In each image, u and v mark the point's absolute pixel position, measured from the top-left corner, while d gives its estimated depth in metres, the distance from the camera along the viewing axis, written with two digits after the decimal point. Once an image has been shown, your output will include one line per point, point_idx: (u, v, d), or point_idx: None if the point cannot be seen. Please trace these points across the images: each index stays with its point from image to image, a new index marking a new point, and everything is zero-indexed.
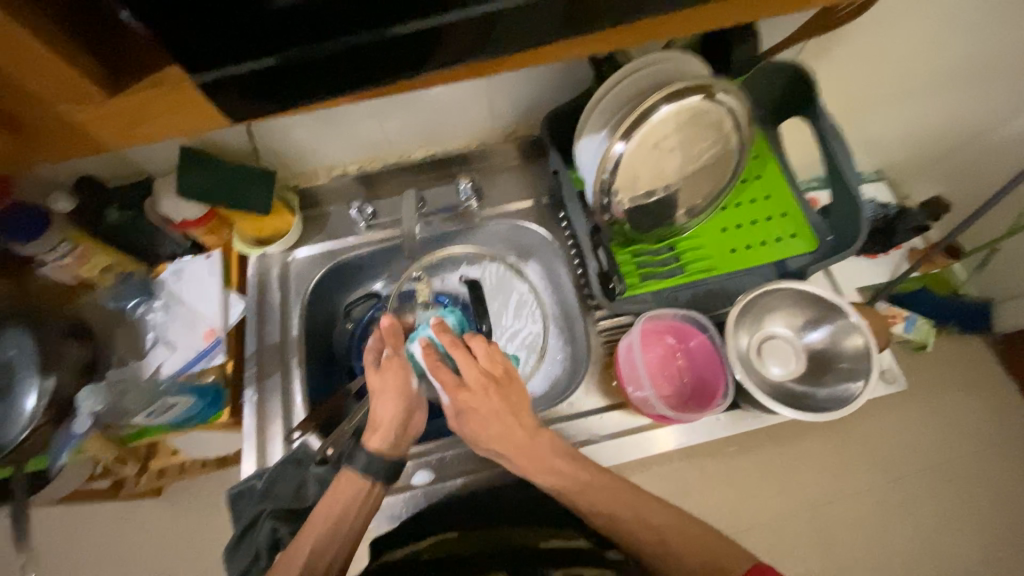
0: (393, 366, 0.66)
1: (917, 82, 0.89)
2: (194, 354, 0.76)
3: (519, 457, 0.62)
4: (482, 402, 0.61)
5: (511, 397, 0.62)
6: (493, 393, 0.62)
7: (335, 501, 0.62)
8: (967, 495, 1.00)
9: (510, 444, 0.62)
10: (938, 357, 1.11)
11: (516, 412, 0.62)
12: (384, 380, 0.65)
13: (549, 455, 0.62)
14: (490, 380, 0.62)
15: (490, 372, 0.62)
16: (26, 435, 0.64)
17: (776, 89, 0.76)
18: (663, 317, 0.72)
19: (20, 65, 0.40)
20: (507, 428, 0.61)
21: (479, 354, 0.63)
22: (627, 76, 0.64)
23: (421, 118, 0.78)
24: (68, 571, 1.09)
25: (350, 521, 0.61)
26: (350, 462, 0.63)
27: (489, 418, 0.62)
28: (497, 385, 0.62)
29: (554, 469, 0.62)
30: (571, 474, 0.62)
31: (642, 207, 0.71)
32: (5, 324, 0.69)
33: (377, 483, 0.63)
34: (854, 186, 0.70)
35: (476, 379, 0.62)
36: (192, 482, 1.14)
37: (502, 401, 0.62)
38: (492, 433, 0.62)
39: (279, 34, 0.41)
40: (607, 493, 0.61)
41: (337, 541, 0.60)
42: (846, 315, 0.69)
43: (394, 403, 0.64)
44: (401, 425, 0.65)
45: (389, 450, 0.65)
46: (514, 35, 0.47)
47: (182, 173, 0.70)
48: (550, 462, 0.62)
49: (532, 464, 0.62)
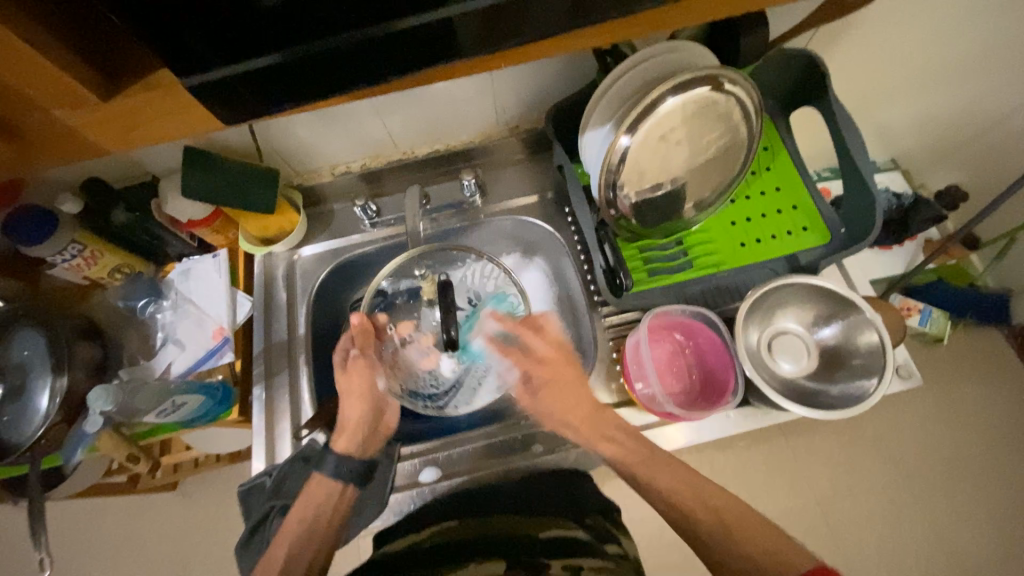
0: (358, 367, 0.71)
1: (935, 68, 0.87)
2: (203, 353, 0.76)
3: (588, 435, 0.66)
4: (561, 376, 0.69)
5: (580, 369, 0.69)
6: (564, 366, 0.69)
7: (308, 506, 0.65)
8: (979, 488, 0.99)
9: (580, 416, 0.66)
10: (953, 350, 1.09)
11: (584, 387, 0.67)
12: (352, 379, 0.71)
13: (610, 427, 0.65)
14: (562, 356, 0.70)
15: (560, 351, 0.70)
16: (41, 433, 0.65)
17: (787, 77, 0.74)
18: (671, 313, 0.72)
19: (13, 73, 0.39)
20: (579, 400, 0.67)
21: (548, 337, 0.71)
22: (631, 68, 0.62)
23: (424, 114, 0.77)
24: (88, 562, 1.12)
25: (327, 521, 0.65)
26: (319, 468, 0.66)
27: (568, 391, 0.68)
28: (567, 361, 0.69)
29: (613, 441, 0.65)
30: (626, 444, 0.64)
31: (649, 200, 0.70)
32: (16, 325, 0.70)
33: (349, 485, 0.66)
34: (869, 178, 0.68)
35: (550, 358, 0.70)
36: (205, 477, 1.16)
37: (572, 376, 0.68)
38: (568, 404, 0.67)
39: (279, 35, 0.41)
40: (644, 460, 0.63)
41: (314, 544, 0.63)
42: (861, 310, 0.67)
43: (360, 400, 0.70)
44: (369, 423, 0.70)
45: (358, 450, 0.68)
46: (512, 30, 0.46)
47: (189, 174, 0.70)
48: (610, 433, 0.65)
49: (595, 437, 0.65)
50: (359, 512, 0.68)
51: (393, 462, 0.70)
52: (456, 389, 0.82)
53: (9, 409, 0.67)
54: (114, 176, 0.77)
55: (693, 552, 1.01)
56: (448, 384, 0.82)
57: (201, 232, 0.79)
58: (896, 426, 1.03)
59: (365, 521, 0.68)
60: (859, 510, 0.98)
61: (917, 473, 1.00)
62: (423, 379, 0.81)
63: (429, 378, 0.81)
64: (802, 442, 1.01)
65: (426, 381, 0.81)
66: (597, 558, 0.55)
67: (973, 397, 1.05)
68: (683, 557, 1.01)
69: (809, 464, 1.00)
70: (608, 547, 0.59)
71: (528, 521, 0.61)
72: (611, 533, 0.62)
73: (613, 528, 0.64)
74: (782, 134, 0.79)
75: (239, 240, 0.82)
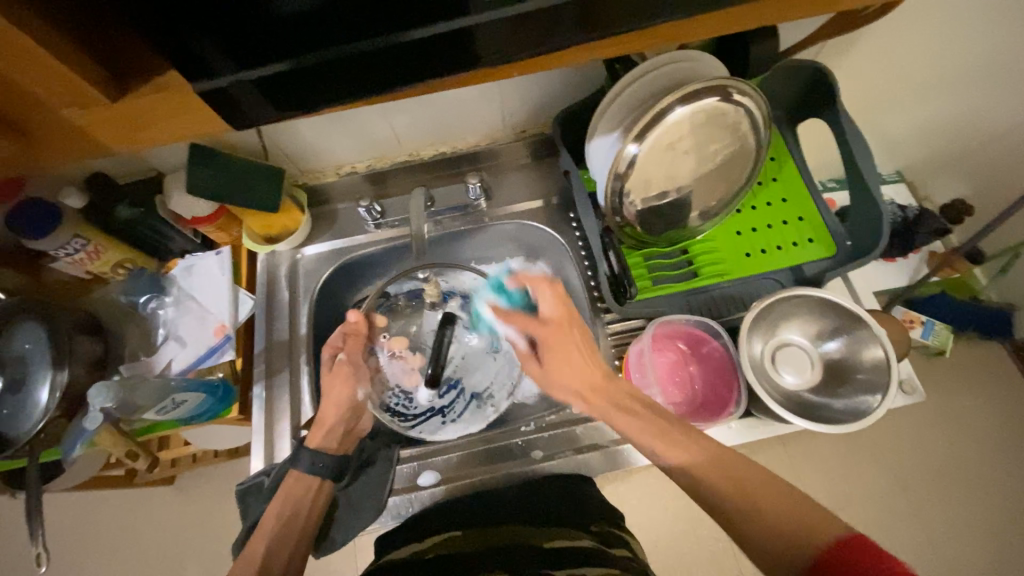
0: (341, 372, 0.72)
1: (943, 84, 0.87)
2: (204, 351, 0.76)
3: (595, 404, 0.62)
4: (561, 342, 0.63)
5: (585, 332, 0.64)
6: (570, 330, 0.64)
7: (285, 502, 0.64)
8: (978, 504, 0.99)
9: (589, 383, 0.63)
10: (956, 364, 1.09)
11: (591, 356, 0.63)
12: (334, 381, 0.72)
13: (625, 396, 0.62)
14: (566, 319, 0.64)
15: (565, 313, 0.64)
16: (40, 427, 0.65)
17: (796, 88, 0.73)
18: (674, 322, 0.71)
19: (23, 71, 0.39)
20: (586, 364, 0.63)
21: (546, 303, 0.64)
22: (641, 75, 0.62)
23: (432, 116, 0.77)
24: (83, 555, 1.12)
25: (307, 516, 0.65)
26: (295, 463, 0.66)
27: (573, 354, 0.63)
28: (570, 327, 0.64)
29: (630, 413, 0.60)
30: (640, 414, 0.60)
31: (654, 208, 0.70)
32: (16, 317, 0.69)
33: (325, 480, 0.67)
34: (877, 191, 0.67)
35: (551, 321, 0.64)
36: (203, 472, 1.16)
37: (578, 338, 0.64)
38: (570, 366, 0.63)
39: (291, 43, 0.41)
40: (673, 444, 0.56)
41: (293, 539, 0.63)
42: (866, 325, 0.66)
43: (339, 404, 0.70)
44: (346, 424, 0.71)
45: (329, 446, 0.69)
46: (522, 40, 0.46)
47: (195, 170, 0.69)
48: (625, 403, 0.61)
49: (608, 408, 0.62)
50: (360, 510, 0.69)
51: (392, 464, 0.71)
52: (427, 417, 0.79)
53: (8, 401, 0.66)
54: (118, 169, 0.77)
55: (690, 561, 1.01)
56: (419, 411, 0.80)
57: (205, 228, 0.79)
58: (896, 439, 1.03)
59: (366, 521, 0.68)
60: (858, 522, 0.98)
61: (915, 486, 1.00)
62: (394, 397, 0.80)
63: (402, 396, 0.81)
64: (801, 452, 1.01)
65: (397, 399, 0.81)
66: (601, 568, 0.53)
67: (974, 411, 1.05)
68: (680, 565, 1.01)
69: (809, 474, 1.00)
70: (615, 551, 0.58)
71: (533, 529, 0.61)
72: (619, 538, 0.62)
73: (617, 531, 0.63)
74: (790, 145, 0.79)
75: (243, 238, 0.81)
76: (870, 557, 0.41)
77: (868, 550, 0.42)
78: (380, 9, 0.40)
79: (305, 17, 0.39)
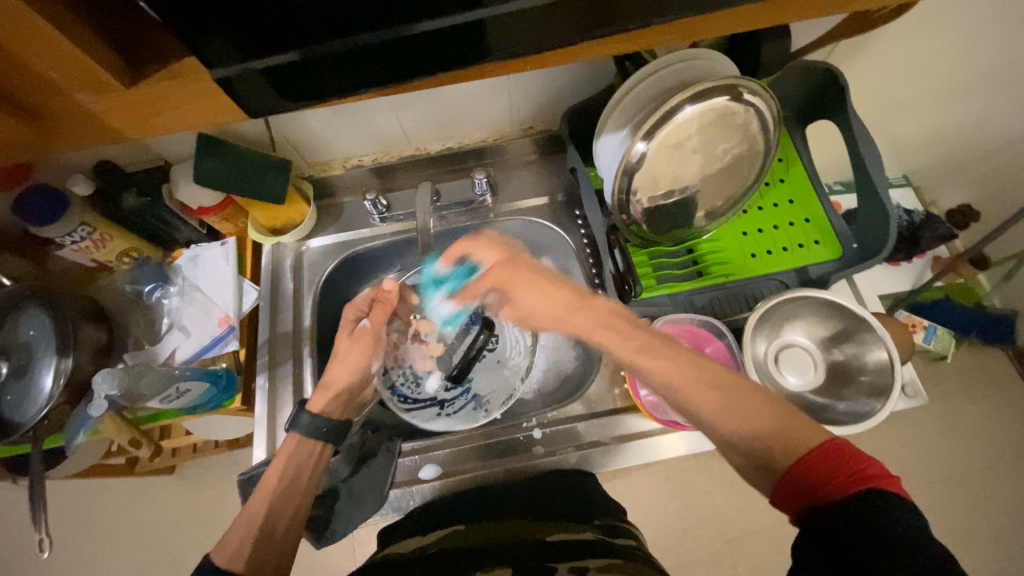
0: (361, 341, 0.72)
1: (954, 88, 0.86)
2: (208, 341, 0.76)
3: (575, 327, 0.59)
4: (511, 279, 0.63)
5: (529, 262, 0.64)
6: (512, 268, 0.64)
7: (289, 465, 0.64)
8: (977, 510, 0.99)
9: (556, 309, 0.60)
10: (958, 369, 1.09)
11: (547, 284, 0.61)
12: (353, 347, 0.71)
13: (602, 313, 0.58)
14: (505, 258, 0.66)
15: (504, 255, 0.66)
16: (43, 415, 0.65)
17: (804, 89, 0.73)
18: (679, 321, 0.70)
19: (37, 54, 0.39)
20: (545, 291, 0.61)
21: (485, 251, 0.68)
22: (652, 72, 0.62)
23: (440, 112, 0.77)
24: (83, 544, 1.12)
25: (306, 485, 0.64)
26: (293, 426, 0.66)
27: (525, 285, 0.62)
28: (510, 264, 0.64)
29: (611, 329, 0.57)
30: (621, 328, 0.57)
31: (661, 207, 0.69)
32: (23, 305, 0.70)
33: (326, 444, 0.67)
34: (885, 194, 0.67)
35: (492, 267, 0.66)
36: (203, 463, 1.16)
37: (524, 269, 0.63)
38: (532, 299, 0.62)
39: (298, 34, 0.41)
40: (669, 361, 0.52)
41: (296, 501, 0.62)
42: (872, 328, 0.66)
43: (352, 371, 0.70)
44: (352, 391, 0.72)
45: (330, 411, 0.69)
46: (535, 36, 0.46)
47: (198, 161, 0.69)
48: (604, 318, 0.58)
49: (587, 325, 0.58)
50: (361, 502, 0.69)
51: (393, 457, 0.71)
52: (426, 406, 0.78)
53: (12, 388, 0.67)
54: (126, 159, 0.76)
55: (689, 561, 1.01)
56: (422, 399, 0.79)
57: (211, 218, 0.79)
58: (895, 443, 1.03)
59: (367, 512, 0.69)
60: None
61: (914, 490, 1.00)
62: (403, 378, 0.80)
63: (414, 381, 0.80)
64: None
65: (405, 381, 0.80)
66: (605, 558, 0.54)
67: (975, 416, 1.05)
68: (677, 563, 1.01)
69: None
70: (619, 541, 0.59)
71: (536, 524, 0.61)
72: (621, 528, 0.63)
73: (620, 523, 0.64)
74: (798, 146, 0.78)
75: (249, 229, 0.81)
76: (848, 463, 0.40)
77: (844, 457, 0.40)
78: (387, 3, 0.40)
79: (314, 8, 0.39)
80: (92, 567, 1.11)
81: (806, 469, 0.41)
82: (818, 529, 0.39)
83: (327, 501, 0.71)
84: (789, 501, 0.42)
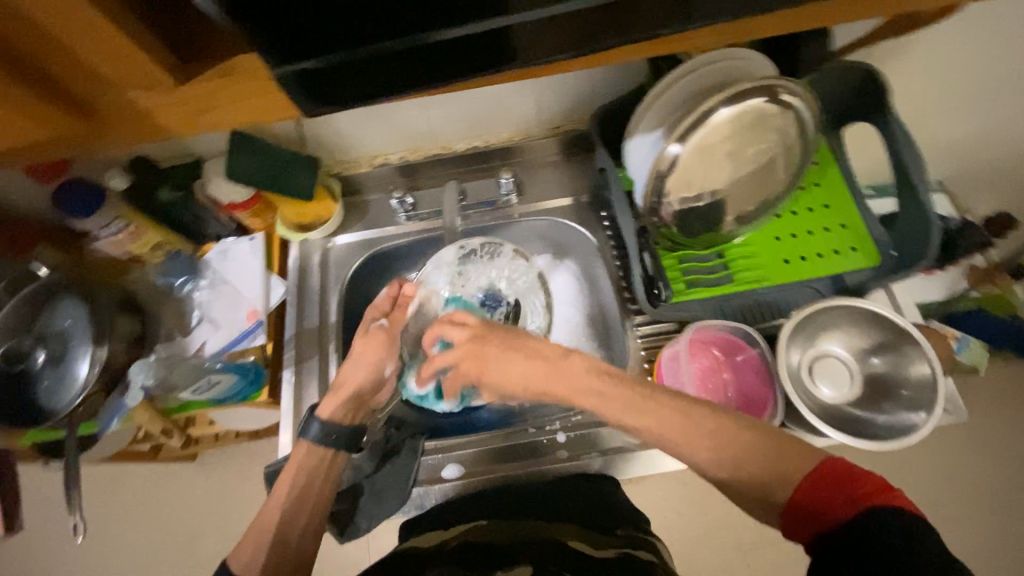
0: (375, 340, 0.71)
1: (1000, 92, 0.83)
2: (237, 334, 0.77)
3: (559, 391, 0.56)
4: (482, 362, 0.61)
5: (502, 343, 0.60)
6: (483, 353, 0.61)
7: (299, 473, 0.64)
8: (1007, 527, 0.96)
9: (537, 382, 0.58)
10: (992, 381, 1.05)
11: (525, 352, 0.59)
12: (367, 345, 0.71)
13: (579, 375, 0.56)
14: (472, 343, 0.62)
15: (472, 341, 0.62)
16: (78, 401, 0.67)
17: (846, 91, 0.71)
18: (710, 328, 0.69)
19: (97, 51, 0.40)
20: (526, 365, 0.58)
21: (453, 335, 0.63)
22: (690, 71, 0.61)
23: (470, 110, 0.77)
24: (108, 528, 1.15)
25: (319, 485, 0.65)
26: (305, 432, 0.66)
27: (501, 365, 0.59)
28: (480, 346, 0.61)
29: (592, 390, 0.55)
30: (610, 389, 0.54)
31: (692, 209, 0.68)
32: (60, 293, 0.72)
33: (339, 451, 0.67)
34: (926, 198, 0.65)
35: (462, 352, 0.62)
36: (224, 452, 1.18)
37: (495, 352, 0.60)
38: (514, 378, 0.59)
39: (333, 37, 0.41)
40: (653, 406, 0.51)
41: (307, 510, 0.63)
42: (915, 341, 0.64)
43: (367, 370, 0.69)
44: (363, 395, 0.70)
45: (340, 417, 0.68)
46: (575, 38, 0.45)
47: (234, 158, 0.71)
48: (587, 381, 0.55)
49: (567, 392, 0.56)
50: (383, 498, 0.70)
51: (417, 456, 0.71)
52: None
53: (48, 375, 0.69)
54: (160, 154, 0.77)
55: (706, 568, 1.00)
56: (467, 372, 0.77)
57: (241, 214, 0.79)
58: (924, 456, 1.00)
59: (389, 510, 0.69)
60: None
61: (939, 505, 0.98)
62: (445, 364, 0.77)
63: None
64: None
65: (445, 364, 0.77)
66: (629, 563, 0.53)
67: (1008, 431, 1.02)
68: (694, 570, 1.00)
69: None
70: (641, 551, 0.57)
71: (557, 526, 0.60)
72: (643, 540, 0.61)
73: (644, 534, 0.62)
74: (835, 149, 0.77)
75: (278, 225, 0.82)
76: (844, 483, 0.41)
77: (842, 473, 0.41)
78: (421, 4, 0.41)
79: (347, 7, 0.40)
80: (118, 549, 1.14)
81: (804, 492, 0.42)
82: (825, 554, 0.40)
83: (349, 497, 0.71)
84: (797, 526, 0.42)
